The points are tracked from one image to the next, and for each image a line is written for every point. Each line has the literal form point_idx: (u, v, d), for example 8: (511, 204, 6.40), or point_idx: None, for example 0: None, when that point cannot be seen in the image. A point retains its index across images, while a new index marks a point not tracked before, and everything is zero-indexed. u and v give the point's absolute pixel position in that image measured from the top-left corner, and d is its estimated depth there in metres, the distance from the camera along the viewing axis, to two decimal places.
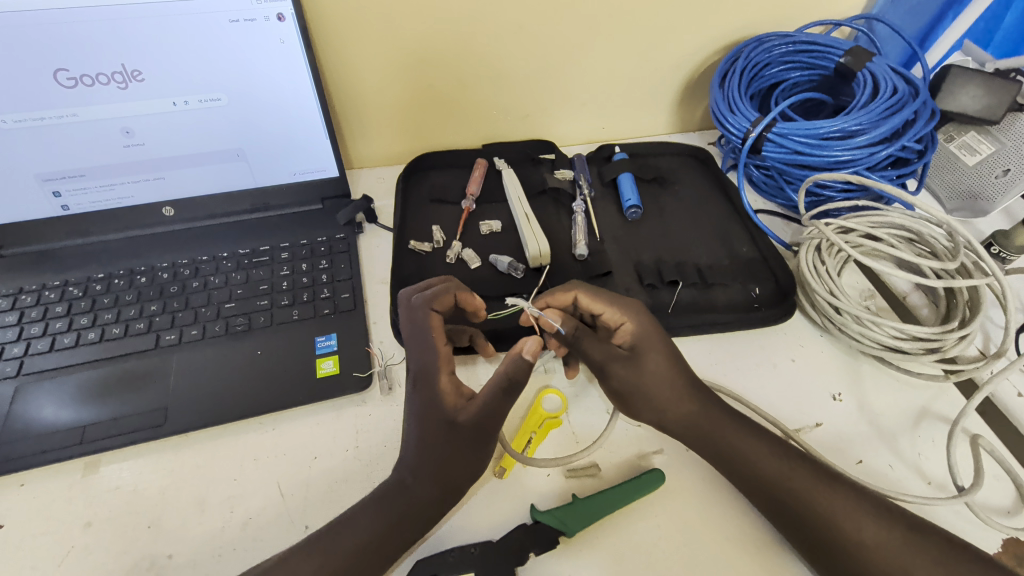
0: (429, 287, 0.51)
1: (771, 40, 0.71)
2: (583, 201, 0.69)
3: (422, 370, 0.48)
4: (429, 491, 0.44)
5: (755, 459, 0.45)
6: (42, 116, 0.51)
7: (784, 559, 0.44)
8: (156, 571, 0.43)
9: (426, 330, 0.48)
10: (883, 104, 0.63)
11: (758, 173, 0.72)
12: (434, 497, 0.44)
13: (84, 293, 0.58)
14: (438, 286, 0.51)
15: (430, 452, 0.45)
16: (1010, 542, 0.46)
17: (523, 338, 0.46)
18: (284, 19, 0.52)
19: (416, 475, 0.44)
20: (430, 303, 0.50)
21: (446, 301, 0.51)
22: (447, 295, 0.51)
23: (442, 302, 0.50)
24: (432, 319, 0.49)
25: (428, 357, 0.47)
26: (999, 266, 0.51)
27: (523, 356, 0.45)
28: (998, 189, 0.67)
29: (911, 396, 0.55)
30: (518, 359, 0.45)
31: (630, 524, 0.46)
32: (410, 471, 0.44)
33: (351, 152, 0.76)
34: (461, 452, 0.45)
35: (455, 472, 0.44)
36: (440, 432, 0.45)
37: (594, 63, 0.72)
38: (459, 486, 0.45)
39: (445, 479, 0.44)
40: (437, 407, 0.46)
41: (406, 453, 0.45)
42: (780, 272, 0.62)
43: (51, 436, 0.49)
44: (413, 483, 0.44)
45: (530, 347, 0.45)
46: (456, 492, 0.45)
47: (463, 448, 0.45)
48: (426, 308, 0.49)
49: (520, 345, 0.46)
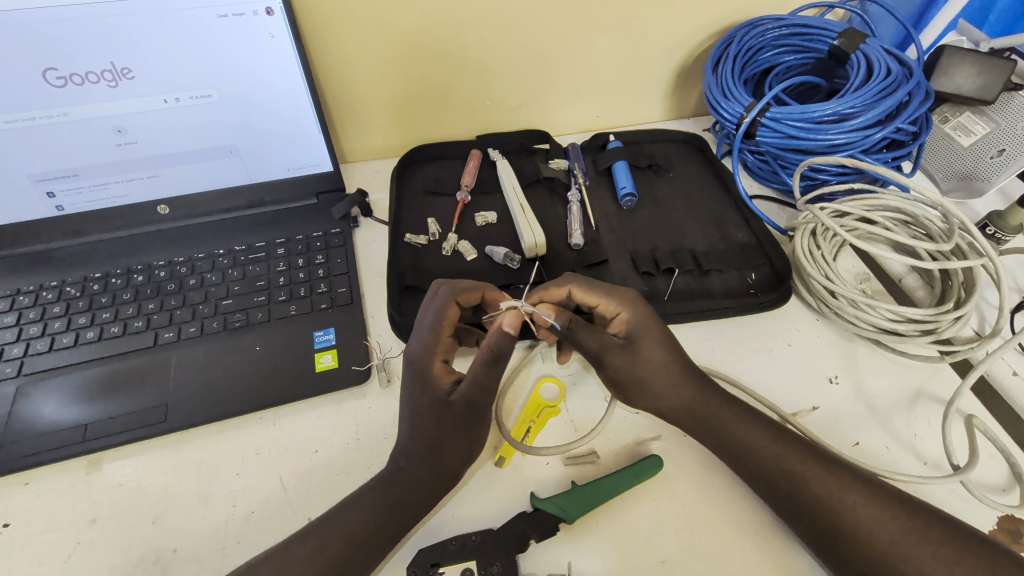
0: (459, 281, 0.52)
1: (764, 24, 0.70)
2: (577, 190, 0.69)
3: (421, 354, 0.49)
4: (430, 480, 0.44)
5: (752, 443, 0.45)
6: (33, 116, 0.51)
7: (781, 540, 0.45)
8: (161, 566, 0.44)
9: (438, 318, 0.49)
10: (877, 86, 0.62)
11: (753, 159, 0.71)
12: (435, 484, 0.44)
13: (82, 293, 0.58)
14: (466, 282, 0.52)
15: (422, 438, 0.46)
16: (1004, 519, 0.46)
17: (504, 312, 0.49)
18: (272, 13, 0.52)
19: (416, 463, 0.45)
20: (454, 295, 0.50)
21: (470, 297, 0.51)
22: (473, 291, 0.51)
23: (467, 297, 0.51)
24: (449, 310, 0.49)
25: (431, 341, 0.48)
26: (992, 246, 0.51)
27: (503, 329, 0.47)
28: (993, 169, 0.67)
29: (907, 377, 0.55)
30: (499, 332, 0.47)
31: (628, 509, 0.47)
32: (409, 458, 0.45)
33: (344, 146, 0.76)
34: (452, 436, 0.46)
35: (449, 459, 0.45)
36: (433, 416, 0.46)
37: (587, 50, 0.71)
38: (460, 472, 0.45)
39: (444, 466, 0.45)
40: (432, 390, 0.47)
41: (403, 439, 0.46)
42: (775, 256, 0.62)
43: (54, 435, 0.49)
44: (414, 472, 0.44)
45: (509, 320, 0.48)
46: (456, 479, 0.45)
47: (454, 433, 0.46)
48: (448, 300, 0.50)
49: (500, 319, 0.49)
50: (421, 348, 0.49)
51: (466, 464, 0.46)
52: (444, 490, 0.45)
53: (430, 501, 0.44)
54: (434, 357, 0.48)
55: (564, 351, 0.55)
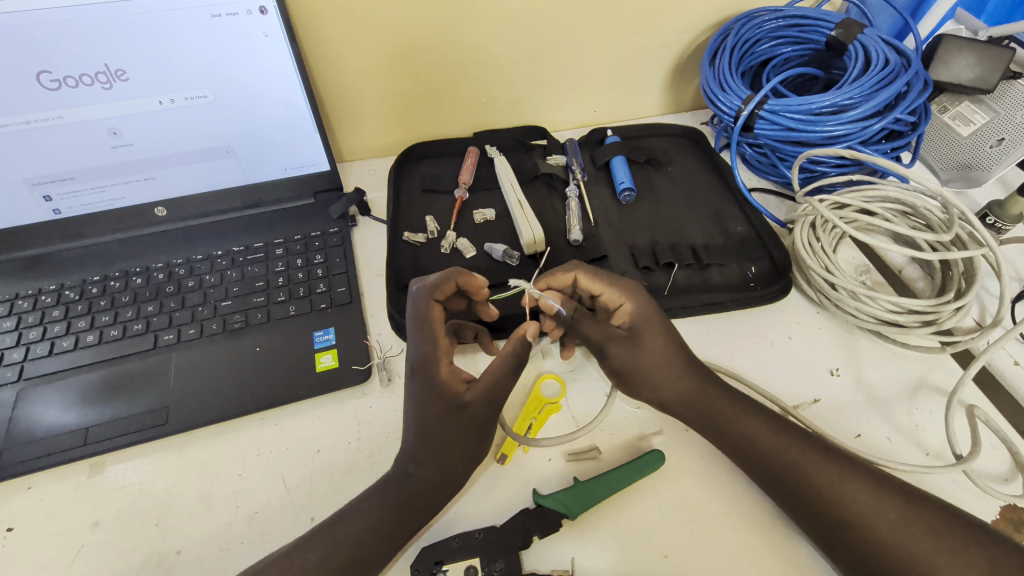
0: (431, 276, 0.51)
1: (761, 16, 0.70)
2: (576, 186, 0.69)
3: (421, 362, 0.47)
4: (437, 481, 0.44)
5: (754, 436, 0.45)
6: (28, 119, 0.50)
7: (784, 533, 0.45)
8: (165, 568, 0.44)
9: (424, 320, 0.49)
10: (875, 77, 0.62)
11: (751, 151, 0.71)
12: (442, 483, 0.44)
13: (80, 296, 0.58)
14: (438, 275, 0.51)
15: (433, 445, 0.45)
16: (1007, 509, 0.46)
17: (526, 322, 0.49)
18: (266, 12, 0.51)
19: (424, 466, 0.45)
20: (429, 291, 0.50)
21: (446, 289, 0.51)
22: (447, 282, 0.51)
23: (443, 291, 0.51)
24: (432, 310, 0.49)
25: (431, 348, 0.47)
26: (993, 236, 0.51)
27: (525, 339, 0.48)
28: (993, 158, 0.66)
29: (908, 368, 0.55)
30: (521, 340, 0.48)
31: (631, 504, 0.47)
32: (418, 463, 0.45)
33: (341, 144, 0.75)
34: (470, 434, 0.46)
35: (465, 456, 0.45)
36: (448, 418, 0.46)
37: (583, 45, 0.71)
38: (468, 472, 0.46)
39: (456, 466, 0.45)
40: (444, 394, 0.46)
41: (411, 445, 0.46)
42: (775, 248, 0.62)
43: (56, 438, 0.49)
44: (421, 474, 0.44)
45: (531, 331, 0.48)
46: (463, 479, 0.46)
47: (472, 431, 0.46)
48: (428, 300, 0.49)
49: (522, 327, 0.49)
50: (422, 356, 0.47)
51: (478, 461, 0.46)
52: (452, 490, 0.45)
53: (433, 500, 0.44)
54: (440, 364, 0.47)
55: (569, 346, 0.55)
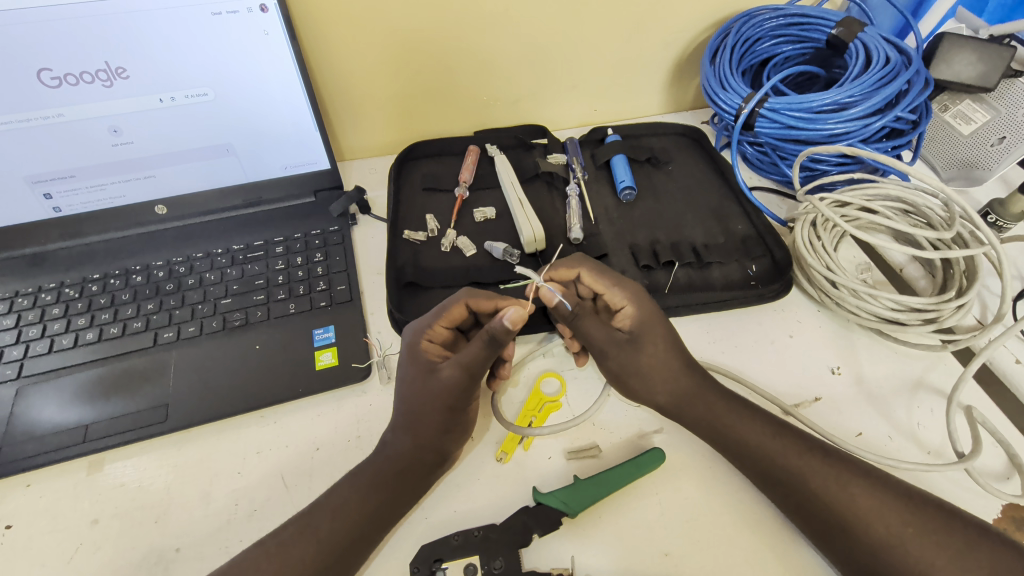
0: (484, 288, 0.51)
1: (761, 14, 0.70)
2: (576, 184, 0.69)
3: (413, 339, 0.50)
4: (424, 466, 0.45)
5: (752, 438, 0.45)
6: (30, 117, 0.51)
7: (781, 533, 0.45)
8: (164, 566, 0.44)
9: (443, 309, 0.50)
10: (875, 75, 0.62)
11: (752, 151, 0.71)
12: (429, 461, 0.46)
13: (80, 293, 0.58)
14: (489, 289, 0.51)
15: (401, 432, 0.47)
16: (1009, 507, 0.46)
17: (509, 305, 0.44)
18: (266, 10, 0.51)
19: (398, 434, 0.47)
20: (468, 296, 0.50)
21: (484, 306, 0.50)
22: (488, 301, 0.50)
23: (479, 303, 0.50)
24: (455, 308, 0.50)
25: (423, 323, 0.50)
26: (996, 235, 0.50)
27: (503, 322, 0.44)
28: (994, 157, 0.66)
29: (908, 367, 0.55)
30: (499, 319, 0.44)
31: (632, 504, 0.46)
32: (392, 429, 0.47)
33: (342, 143, 0.75)
34: (433, 409, 0.46)
35: (431, 435, 0.46)
36: (418, 386, 0.47)
37: (582, 45, 0.71)
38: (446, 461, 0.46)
39: (433, 446, 0.46)
40: (419, 363, 0.48)
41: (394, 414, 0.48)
42: (775, 247, 0.62)
43: (54, 436, 0.49)
44: (399, 449, 0.46)
45: (513, 314, 0.44)
46: (446, 463, 0.46)
47: (435, 404, 0.46)
48: (462, 298, 0.50)
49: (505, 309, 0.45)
50: (414, 327, 0.50)
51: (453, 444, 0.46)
52: (432, 472, 0.46)
53: (423, 483, 0.45)
54: (423, 337, 0.50)
55: (581, 354, 0.55)
